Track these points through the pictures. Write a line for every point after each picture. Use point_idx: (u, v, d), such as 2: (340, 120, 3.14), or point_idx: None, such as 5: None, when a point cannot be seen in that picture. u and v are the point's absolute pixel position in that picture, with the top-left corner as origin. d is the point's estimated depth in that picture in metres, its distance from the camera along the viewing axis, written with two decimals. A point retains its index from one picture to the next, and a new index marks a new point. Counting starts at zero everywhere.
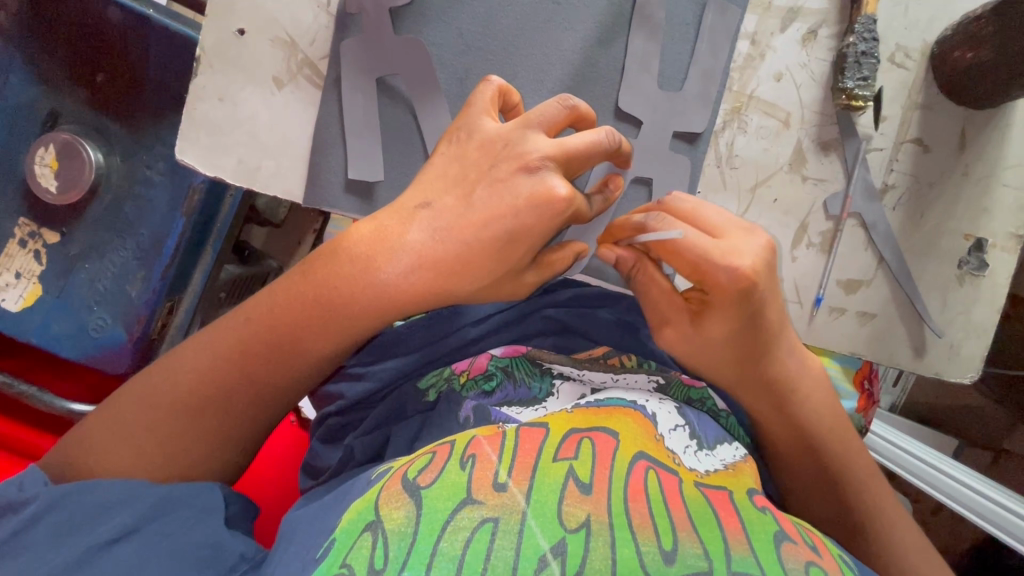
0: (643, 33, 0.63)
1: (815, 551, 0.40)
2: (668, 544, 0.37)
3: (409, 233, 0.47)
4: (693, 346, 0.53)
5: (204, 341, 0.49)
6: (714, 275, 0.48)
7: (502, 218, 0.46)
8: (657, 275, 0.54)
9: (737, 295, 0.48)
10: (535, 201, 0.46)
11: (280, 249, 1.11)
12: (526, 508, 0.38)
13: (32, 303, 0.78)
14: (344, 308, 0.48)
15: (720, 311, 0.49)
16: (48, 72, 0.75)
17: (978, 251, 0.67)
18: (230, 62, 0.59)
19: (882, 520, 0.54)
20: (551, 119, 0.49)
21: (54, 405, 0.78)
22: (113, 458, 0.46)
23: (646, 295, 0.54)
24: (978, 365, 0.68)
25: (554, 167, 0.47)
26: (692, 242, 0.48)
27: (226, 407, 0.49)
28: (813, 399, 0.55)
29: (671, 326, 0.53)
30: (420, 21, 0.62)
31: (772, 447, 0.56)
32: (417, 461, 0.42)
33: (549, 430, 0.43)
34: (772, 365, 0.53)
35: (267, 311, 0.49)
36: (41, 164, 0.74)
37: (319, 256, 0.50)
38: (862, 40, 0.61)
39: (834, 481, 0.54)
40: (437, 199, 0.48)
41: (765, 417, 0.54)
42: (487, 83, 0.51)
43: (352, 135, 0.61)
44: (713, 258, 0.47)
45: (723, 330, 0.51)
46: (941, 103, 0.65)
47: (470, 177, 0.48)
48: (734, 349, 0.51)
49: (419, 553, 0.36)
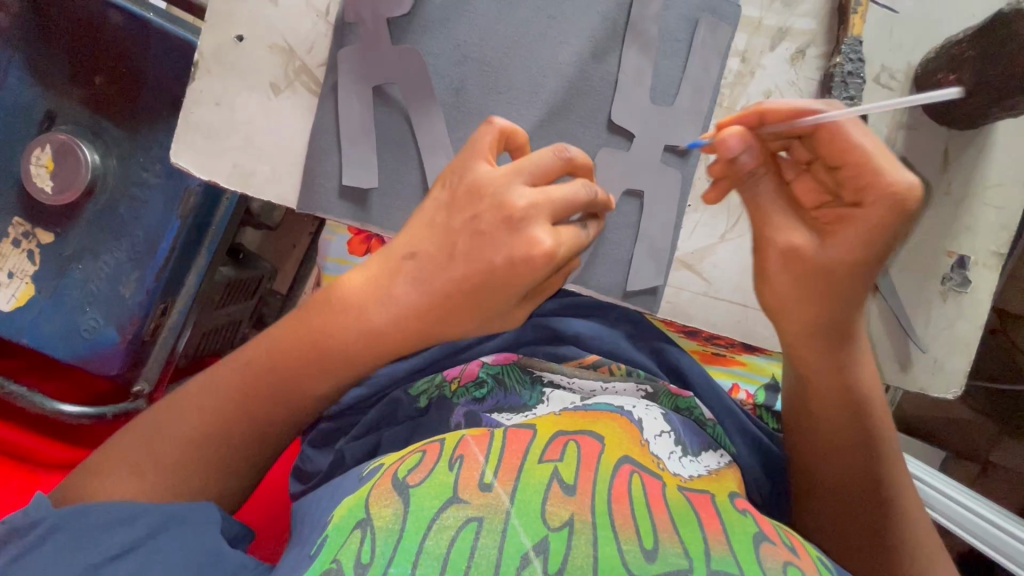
0: (637, 48, 0.62)
1: (793, 551, 0.41)
2: (649, 544, 0.39)
3: (396, 287, 0.47)
4: (809, 261, 0.47)
5: (208, 383, 0.50)
6: (875, 186, 0.44)
7: (483, 271, 0.44)
8: (772, 187, 0.50)
9: (893, 214, 0.44)
10: (520, 254, 0.43)
11: (271, 252, 1.21)
12: (511, 508, 0.40)
13: (24, 303, 0.80)
14: (336, 352, 0.48)
15: (857, 225, 0.45)
16: (46, 73, 0.76)
17: (960, 268, 0.66)
18: (230, 68, 0.60)
19: (920, 542, 0.49)
20: (544, 168, 0.46)
21: (44, 407, 0.80)
22: (113, 482, 0.46)
23: (760, 203, 0.50)
24: (961, 380, 0.66)
25: (539, 214, 0.44)
26: (852, 134, 0.45)
27: (226, 439, 0.49)
28: (867, 374, 0.52)
29: (778, 229, 0.48)
30: (415, 30, 0.61)
31: (816, 415, 0.53)
32: (408, 460, 0.44)
33: (536, 431, 0.46)
34: (852, 323, 0.49)
35: (267, 354, 0.50)
36: (37, 164, 0.75)
37: (314, 303, 0.50)
38: (849, 60, 0.61)
39: (867, 462, 0.51)
40: (420, 248, 0.47)
41: (821, 375, 0.51)
42: (490, 126, 0.48)
43: (348, 142, 0.61)
44: (880, 166, 0.44)
45: (849, 248, 0.46)
46: (925, 123, 0.65)
47: (453, 229, 0.46)
48: (836, 276, 0.46)
49: (406, 550, 0.38)
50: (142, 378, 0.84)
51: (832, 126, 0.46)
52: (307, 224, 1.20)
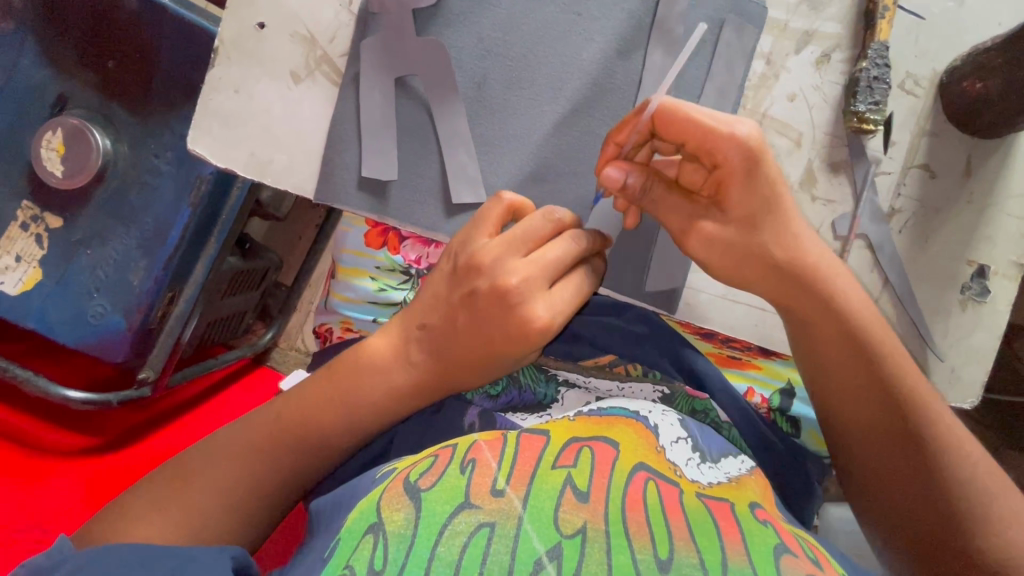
0: (661, 48, 0.61)
1: (815, 565, 0.41)
2: (664, 553, 0.39)
3: (414, 355, 0.51)
4: (718, 242, 0.55)
5: (238, 429, 0.51)
6: (722, 145, 0.50)
7: (487, 344, 0.50)
8: (665, 189, 0.55)
9: (743, 160, 0.50)
10: (516, 331, 0.49)
11: (278, 243, 1.21)
12: (523, 513, 0.41)
13: (31, 287, 0.80)
14: (361, 404, 0.51)
15: (733, 187, 0.52)
16: (60, 57, 0.76)
17: (980, 277, 0.66)
18: (249, 54, 0.59)
19: (972, 482, 0.48)
20: (536, 233, 0.51)
21: (49, 391, 0.79)
22: (139, 525, 0.45)
23: (663, 206, 0.56)
24: (978, 391, 0.66)
25: (532, 291, 0.49)
26: (677, 117, 0.51)
27: (257, 488, 0.49)
28: (871, 322, 0.53)
29: (688, 222, 0.56)
30: (439, 23, 0.61)
31: (822, 360, 0.55)
32: (420, 464, 0.46)
33: (550, 438, 0.47)
34: (830, 287, 0.54)
35: (295, 408, 0.51)
36: (48, 148, 0.75)
37: (338, 363, 0.53)
38: (875, 65, 0.60)
39: (888, 402, 0.52)
40: (428, 319, 0.52)
41: (819, 318, 0.54)
42: (499, 202, 0.53)
43: (368, 134, 0.61)
44: (712, 129, 0.50)
45: (742, 205, 0.53)
46: (949, 130, 0.64)
47: (456, 302, 0.51)
48: (746, 231, 0.54)
49: (419, 557, 0.39)
50: (147, 366, 0.83)
51: (660, 117, 0.52)
52: (313, 216, 1.20)
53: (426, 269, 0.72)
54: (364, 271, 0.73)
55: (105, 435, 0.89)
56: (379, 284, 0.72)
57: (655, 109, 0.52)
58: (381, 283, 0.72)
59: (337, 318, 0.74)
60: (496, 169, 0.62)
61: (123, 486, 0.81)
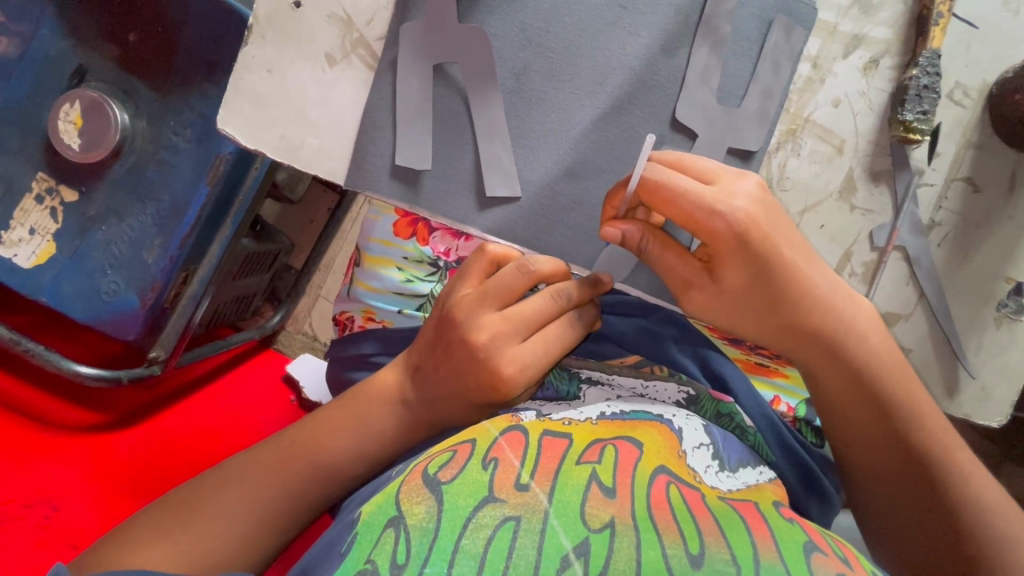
0: (707, 46, 0.59)
1: (846, 564, 0.40)
2: (694, 549, 0.39)
3: (411, 391, 0.54)
4: (719, 303, 0.52)
5: (252, 456, 0.52)
6: (709, 221, 0.48)
7: (465, 390, 0.51)
8: (665, 248, 0.53)
9: (733, 239, 0.48)
10: (486, 385, 0.50)
11: (291, 226, 1.20)
12: (548, 508, 0.40)
13: (44, 261, 0.78)
14: (373, 425, 0.53)
15: (727, 261, 0.50)
16: (81, 27, 0.74)
17: (1017, 295, 0.64)
18: (286, 34, 0.58)
19: (992, 528, 0.47)
20: (510, 286, 0.52)
21: (61, 366, 0.78)
22: (149, 551, 0.44)
23: (662, 265, 0.53)
24: (1008, 409, 0.65)
25: (502, 347, 0.50)
26: (664, 189, 0.49)
27: (266, 516, 0.49)
28: (886, 368, 0.51)
29: (685, 289, 0.54)
30: (480, 10, 0.59)
31: (833, 404, 0.54)
32: (439, 457, 0.45)
33: (572, 439, 0.45)
34: (844, 324, 0.51)
35: (310, 434, 0.52)
36: (65, 120, 0.74)
37: (341, 399, 0.55)
38: (925, 73, 0.59)
39: (898, 447, 0.51)
40: (424, 362, 0.54)
41: (823, 367, 0.52)
42: (483, 254, 0.56)
43: (404, 120, 0.59)
44: (707, 204, 0.48)
45: (739, 276, 0.50)
46: (995, 144, 0.63)
47: (438, 346, 0.53)
48: (751, 297, 0.51)
49: (442, 549, 0.39)
50: (157, 345, 0.83)
51: (651, 185, 0.50)
52: (327, 200, 1.18)
53: (454, 261, 0.71)
54: (391, 261, 0.72)
55: (111, 414, 0.89)
56: (406, 274, 0.71)
57: (638, 182, 0.50)
58: (408, 274, 0.71)
59: (360, 306, 0.73)
60: (531, 163, 0.60)
61: (133, 466, 0.80)
